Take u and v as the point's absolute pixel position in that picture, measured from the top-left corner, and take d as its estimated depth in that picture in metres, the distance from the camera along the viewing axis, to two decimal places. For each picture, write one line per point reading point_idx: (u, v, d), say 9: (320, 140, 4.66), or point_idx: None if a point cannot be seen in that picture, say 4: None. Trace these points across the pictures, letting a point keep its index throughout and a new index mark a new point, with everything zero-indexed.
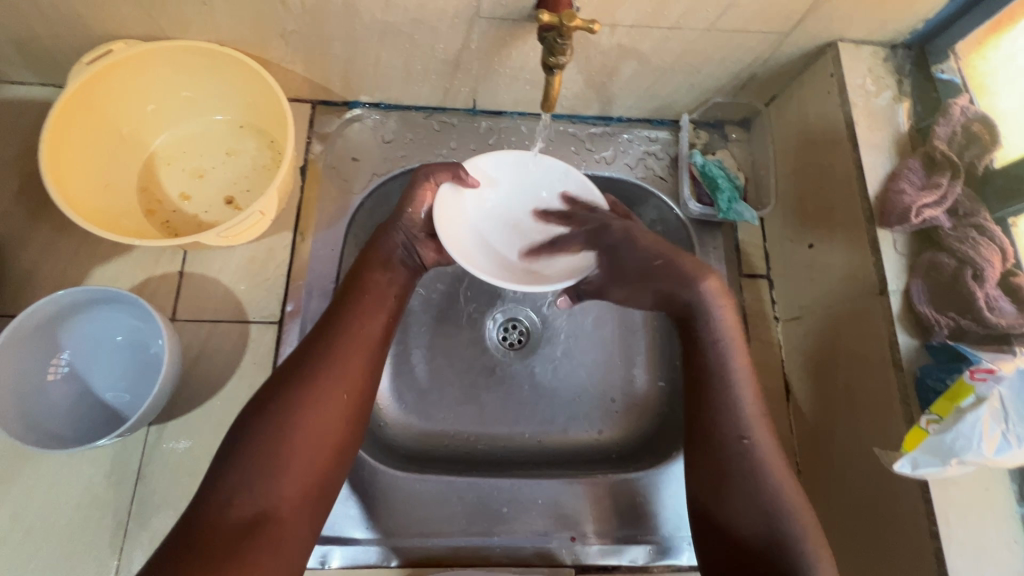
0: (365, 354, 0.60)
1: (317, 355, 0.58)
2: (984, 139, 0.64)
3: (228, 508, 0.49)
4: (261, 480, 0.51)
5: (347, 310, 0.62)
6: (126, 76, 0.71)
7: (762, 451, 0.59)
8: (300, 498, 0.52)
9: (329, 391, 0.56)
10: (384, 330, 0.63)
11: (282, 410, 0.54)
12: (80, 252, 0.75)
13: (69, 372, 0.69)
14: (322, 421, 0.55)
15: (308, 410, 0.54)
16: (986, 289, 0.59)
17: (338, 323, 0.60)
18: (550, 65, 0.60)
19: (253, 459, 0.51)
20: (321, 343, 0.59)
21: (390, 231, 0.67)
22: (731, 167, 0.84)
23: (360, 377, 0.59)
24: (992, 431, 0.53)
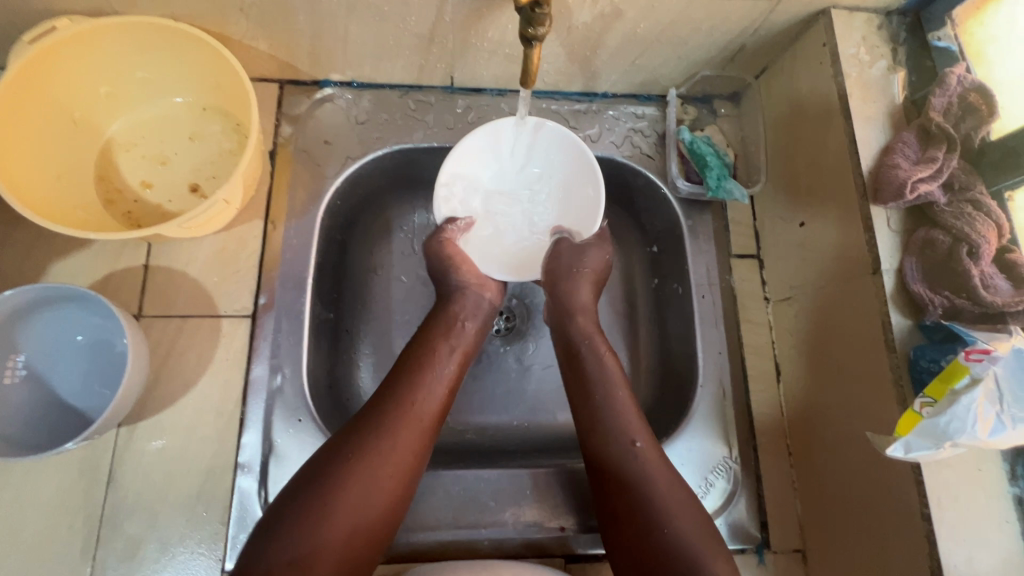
0: (420, 433, 0.58)
1: (372, 428, 0.57)
2: (981, 110, 0.61)
3: (268, 572, 0.48)
4: (306, 548, 0.49)
5: (406, 384, 0.61)
6: (74, 56, 0.66)
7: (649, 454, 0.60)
8: (337, 575, 0.50)
9: (383, 470, 0.55)
10: (439, 408, 0.62)
11: (337, 481, 0.53)
12: (36, 247, 0.71)
13: (29, 374, 0.65)
14: (371, 498, 0.53)
15: (362, 489, 0.53)
16: (981, 266, 0.57)
17: (400, 397, 0.59)
18: (529, 36, 0.56)
19: (302, 533, 0.50)
20: (382, 417, 0.57)
21: (473, 298, 0.71)
22: (720, 144, 0.82)
23: (412, 459, 0.57)
24: (986, 413, 0.52)
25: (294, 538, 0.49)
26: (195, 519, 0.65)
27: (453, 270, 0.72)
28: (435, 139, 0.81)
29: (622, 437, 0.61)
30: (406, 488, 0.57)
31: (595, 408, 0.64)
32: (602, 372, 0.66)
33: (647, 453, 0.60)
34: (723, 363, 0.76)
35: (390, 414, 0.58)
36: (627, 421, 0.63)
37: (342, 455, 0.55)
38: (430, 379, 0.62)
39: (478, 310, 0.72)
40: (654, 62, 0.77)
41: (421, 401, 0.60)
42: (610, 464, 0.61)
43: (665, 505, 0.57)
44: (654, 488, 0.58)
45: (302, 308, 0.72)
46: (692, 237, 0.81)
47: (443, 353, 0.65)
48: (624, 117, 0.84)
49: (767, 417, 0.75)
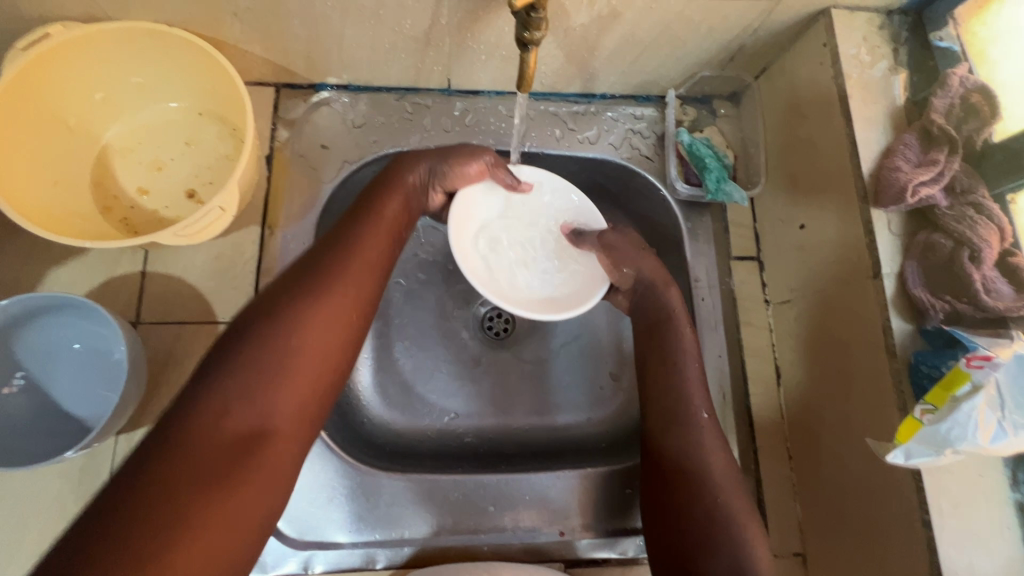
0: (366, 271, 0.56)
1: (326, 263, 0.55)
2: (983, 111, 0.61)
3: (222, 420, 0.44)
4: (259, 391, 0.46)
5: (360, 227, 0.59)
6: (68, 63, 0.65)
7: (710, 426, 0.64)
8: (295, 422, 0.48)
9: (334, 310, 0.52)
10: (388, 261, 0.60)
11: (286, 317, 0.49)
12: (33, 255, 0.71)
13: (28, 382, 0.65)
14: (325, 336, 0.51)
15: (317, 320, 0.51)
16: (983, 271, 0.56)
17: (355, 238, 0.58)
18: (524, 41, 0.56)
19: (253, 363, 0.47)
20: (335, 254, 0.56)
21: (414, 156, 0.67)
22: (720, 145, 0.81)
23: (364, 300, 0.55)
24: (987, 420, 0.51)
25: (241, 380, 0.46)
26: None
27: (444, 158, 0.67)
28: (432, 142, 0.80)
29: (684, 411, 0.65)
30: (357, 329, 0.54)
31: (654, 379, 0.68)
32: (679, 343, 0.68)
33: (704, 428, 0.64)
34: (722, 367, 0.76)
35: (334, 258, 0.55)
36: (692, 393, 0.66)
37: (287, 295, 0.51)
38: (375, 226, 0.60)
39: (424, 166, 0.67)
40: (652, 63, 0.77)
41: (374, 251, 0.58)
42: (665, 432, 0.64)
43: (716, 482, 0.60)
44: (710, 456, 0.62)
45: None
46: (691, 239, 0.80)
47: (384, 204, 0.62)
48: (622, 118, 0.83)
49: (767, 420, 0.75)
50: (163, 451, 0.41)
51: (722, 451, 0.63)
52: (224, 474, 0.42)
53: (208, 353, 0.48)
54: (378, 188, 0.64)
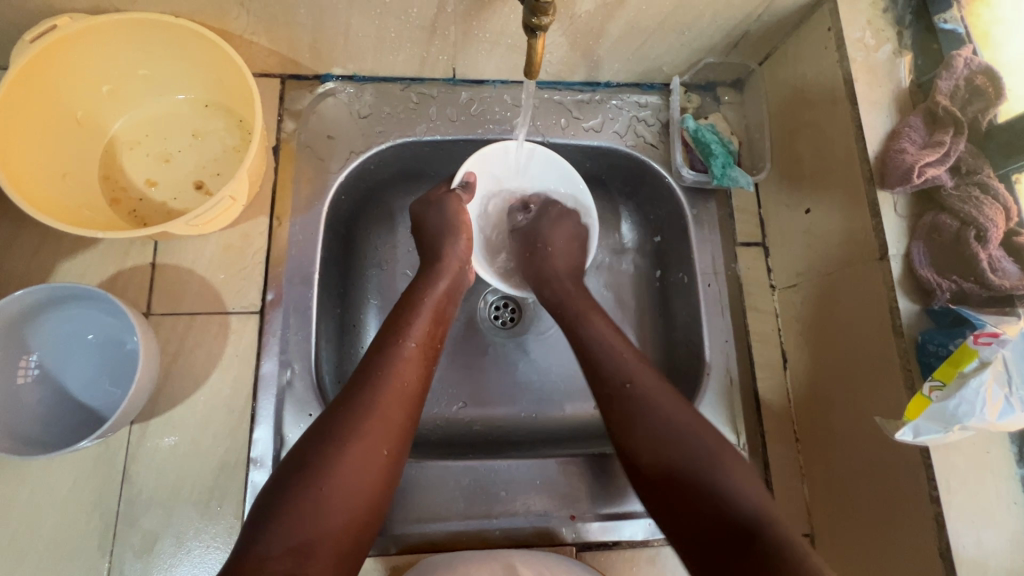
0: (405, 402, 0.58)
1: (358, 397, 0.57)
2: (988, 92, 0.61)
3: (266, 558, 0.47)
4: (301, 524, 0.49)
5: (390, 354, 0.61)
6: (76, 55, 0.66)
7: (646, 388, 0.61)
8: (336, 550, 0.50)
9: (375, 442, 0.55)
10: (423, 380, 0.62)
11: (326, 459, 0.52)
12: (44, 247, 0.71)
13: (41, 373, 0.66)
14: (363, 471, 0.53)
15: (355, 454, 0.53)
16: (989, 250, 0.57)
17: (385, 366, 0.59)
18: (533, 26, 0.56)
19: (299, 505, 0.50)
20: (367, 383, 0.58)
21: (437, 272, 0.70)
22: (724, 131, 0.82)
23: (400, 429, 0.57)
24: (995, 395, 0.52)
25: (288, 523, 0.49)
26: (210, 513, 0.66)
27: (451, 235, 0.73)
28: (438, 132, 0.81)
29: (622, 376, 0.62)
30: (398, 458, 0.57)
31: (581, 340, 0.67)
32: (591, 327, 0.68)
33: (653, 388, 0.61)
34: (729, 351, 0.77)
35: (373, 390, 0.57)
36: (625, 361, 0.63)
37: (329, 433, 0.54)
38: (412, 352, 0.62)
39: (450, 275, 0.71)
40: (657, 50, 0.77)
41: (405, 374, 0.60)
42: (613, 397, 0.61)
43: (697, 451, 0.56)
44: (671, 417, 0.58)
45: (310, 303, 0.73)
46: (697, 226, 0.81)
47: (419, 325, 0.64)
48: (627, 106, 0.84)
49: (773, 404, 0.76)
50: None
51: (686, 410, 0.59)
52: None
53: (262, 493, 0.52)
54: (408, 309, 0.66)
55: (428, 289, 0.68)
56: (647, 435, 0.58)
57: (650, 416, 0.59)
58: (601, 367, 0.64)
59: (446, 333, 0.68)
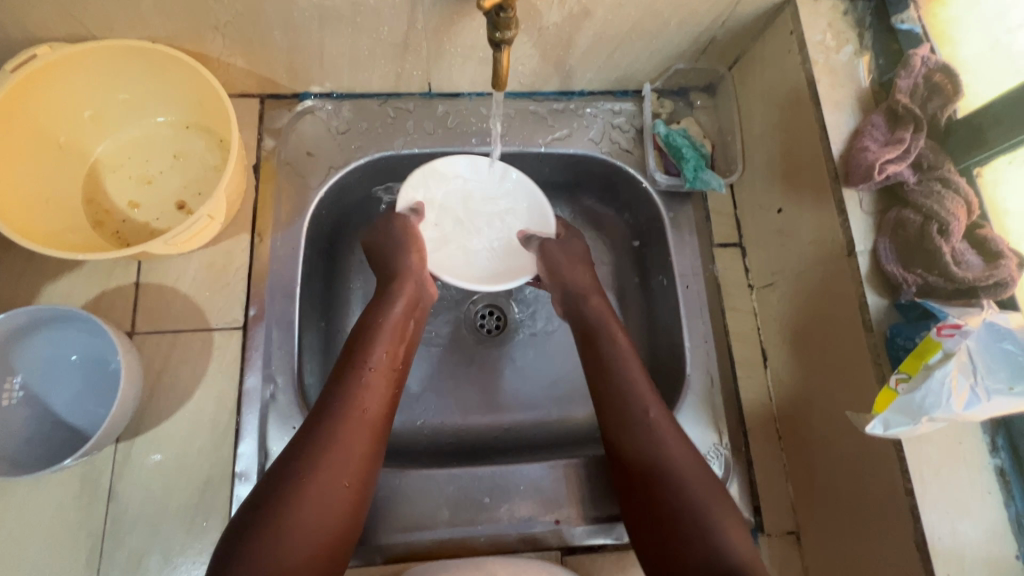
0: (369, 435, 0.59)
1: (319, 439, 0.56)
2: (946, 89, 0.62)
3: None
4: (264, 573, 0.49)
5: (349, 389, 0.60)
6: (57, 81, 0.67)
7: (664, 427, 0.62)
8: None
9: (334, 477, 0.55)
10: (385, 409, 0.62)
11: (288, 502, 0.52)
12: (29, 270, 0.72)
13: (26, 395, 0.67)
14: (327, 509, 0.54)
15: (318, 492, 0.54)
16: (952, 243, 0.58)
17: (343, 404, 0.59)
18: (497, 40, 0.57)
19: (260, 544, 0.50)
20: (327, 425, 0.57)
21: (394, 293, 0.69)
22: (697, 135, 0.83)
23: (363, 462, 0.58)
24: (960, 386, 0.52)
25: (252, 563, 0.49)
26: (196, 529, 0.67)
27: (402, 252, 0.71)
28: (417, 145, 0.82)
29: (640, 415, 0.63)
30: (363, 489, 0.58)
31: (608, 376, 0.66)
32: (613, 351, 0.68)
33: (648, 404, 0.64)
34: (709, 351, 0.77)
35: (331, 426, 0.57)
36: (633, 392, 0.65)
37: (289, 472, 0.54)
38: (371, 379, 0.62)
39: (405, 297, 0.69)
40: (626, 59, 0.79)
41: (366, 407, 0.60)
42: (627, 420, 0.63)
43: (683, 471, 0.59)
44: (665, 444, 0.61)
45: (291, 317, 0.74)
46: (674, 229, 0.82)
47: (378, 351, 0.64)
48: (601, 114, 0.85)
49: (755, 403, 0.76)
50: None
51: (677, 434, 0.62)
52: None
53: (223, 535, 0.52)
54: (365, 334, 0.65)
55: (388, 312, 0.67)
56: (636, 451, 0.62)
57: (665, 449, 0.61)
58: (623, 399, 0.64)
59: (409, 356, 0.68)
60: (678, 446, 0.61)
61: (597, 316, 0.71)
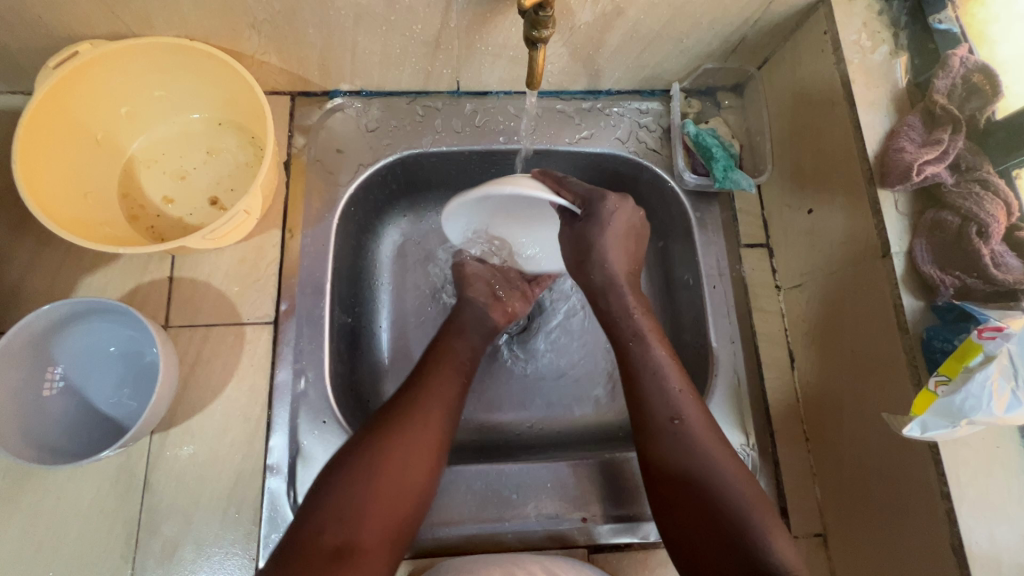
0: (448, 407, 0.66)
1: (405, 405, 0.64)
2: (985, 89, 0.62)
3: (321, 534, 0.54)
4: (355, 506, 0.56)
5: (433, 372, 0.69)
6: (97, 78, 0.68)
7: (695, 431, 0.63)
8: (382, 537, 0.56)
9: (419, 437, 0.62)
10: (460, 390, 0.69)
11: (378, 450, 0.59)
12: (66, 263, 0.73)
13: (65, 386, 0.68)
14: (414, 462, 0.60)
15: (405, 446, 0.60)
16: (991, 246, 0.58)
17: (428, 380, 0.67)
18: (533, 39, 0.58)
19: (348, 489, 0.56)
20: (414, 393, 0.66)
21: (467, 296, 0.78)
22: (725, 135, 0.83)
23: (443, 429, 0.64)
24: (1002, 389, 0.52)
25: (348, 494, 0.56)
26: (228, 520, 0.68)
27: (477, 280, 0.80)
28: (444, 143, 0.82)
29: (711, 493, 0.59)
30: (443, 453, 0.63)
31: (657, 438, 0.64)
32: (654, 379, 0.67)
33: (739, 496, 0.59)
34: (736, 352, 0.77)
35: (419, 395, 0.65)
36: (677, 399, 0.65)
37: (381, 428, 0.62)
38: (447, 367, 0.70)
39: (488, 303, 0.78)
40: (656, 58, 0.78)
41: (445, 384, 0.68)
42: (660, 433, 0.64)
43: (732, 501, 0.58)
44: (774, 548, 0.55)
45: (321, 313, 0.74)
46: (701, 229, 0.82)
47: (456, 346, 0.73)
48: (628, 113, 0.85)
49: (782, 404, 0.76)
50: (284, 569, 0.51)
51: (731, 459, 0.62)
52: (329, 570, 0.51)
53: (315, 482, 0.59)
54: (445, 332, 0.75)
55: (460, 316, 0.76)
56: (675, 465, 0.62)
57: (695, 464, 0.61)
58: (647, 408, 0.66)
59: (480, 354, 0.75)
60: (729, 466, 0.61)
61: (654, 376, 0.67)
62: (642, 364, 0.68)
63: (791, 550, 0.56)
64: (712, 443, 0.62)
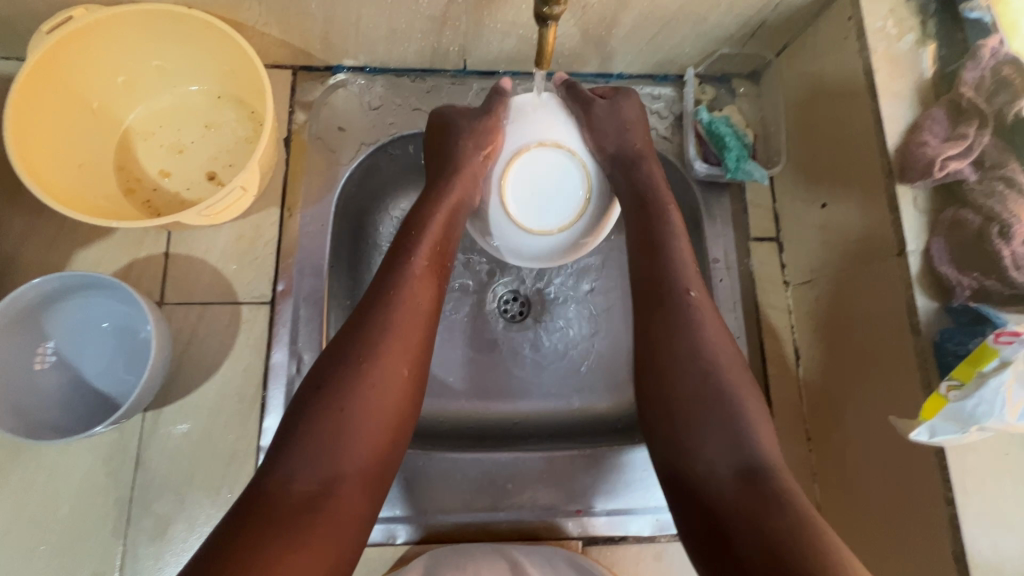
0: (421, 324, 0.58)
1: (371, 327, 0.55)
2: (1015, 84, 0.58)
3: (290, 483, 0.47)
4: (321, 451, 0.49)
5: (397, 282, 0.59)
6: (91, 45, 0.66)
7: (701, 309, 0.59)
8: (362, 476, 0.50)
9: (392, 362, 0.54)
10: (434, 301, 0.61)
11: (344, 382, 0.52)
12: (60, 236, 0.72)
13: (58, 360, 0.67)
14: (386, 393, 0.53)
15: (373, 375, 0.53)
16: (1013, 247, 0.54)
17: (394, 294, 0.58)
18: (544, 16, 0.55)
19: (312, 428, 0.50)
20: (378, 312, 0.56)
21: (450, 180, 0.67)
22: (739, 123, 0.80)
23: (417, 350, 0.57)
24: (1015, 396, 0.50)
25: (310, 438, 0.49)
26: (220, 500, 0.67)
27: (471, 146, 0.67)
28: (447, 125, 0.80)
29: (706, 365, 0.56)
30: (418, 379, 0.56)
31: (662, 307, 0.60)
32: (663, 227, 0.64)
33: (732, 371, 0.56)
34: (740, 347, 0.76)
35: (385, 312, 0.56)
36: (685, 269, 0.62)
37: (345, 356, 0.54)
38: (420, 270, 0.61)
39: (457, 193, 0.67)
40: (671, 41, 0.76)
41: (416, 297, 0.59)
42: (664, 294, 0.60)
43: (711, 348, 0.57)
44: (762, 443, 0.52)
45: (319, 294, 0.73)
46: (710, 219, 0.79)
47: (427, 240, 0.63)
48: (640, 98, 0.83)
49: (786, 402, 0.74)
50: (246, 525, 0.45)
51: (716, 321, 0.60)
52: (300, 524, 0.45)
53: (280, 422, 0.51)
54: (410, 228, 0.64)
55: (438, 202, 0.66)
56: (681, 344, 0.57)
57: (694, 336, 0.57)
58: (665, 275, 0.61)
59: (455, 247, 0.67)
60: (716, 329, 0.59)
61: (671, 245, 0.63)
62: (660, 242, 0.63)
63: (773, 447, 0.53)
64: (705, 309, 0.59)
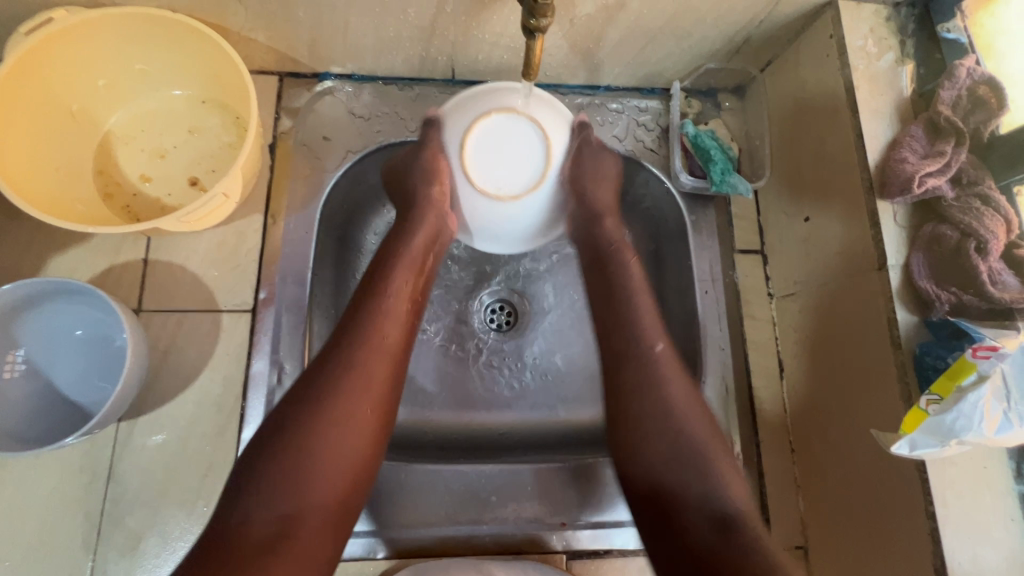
0: (390, 360, 0.57)
1: (336, 362, 0.54)
2: (990, 103, 0.60)
3: (248, 524, 0.47)
4: (284, 492, 0.48)
5: (365, 317, 0.57)
6: (72, 47, 0.65)
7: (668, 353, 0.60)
8: (324, 514, 0.50)
9: (355, 401, 0.53)
10: (405, 335, 0.59)
11: (306, 423, 0.51)
12: (35, 241, 0.70)
13: (29, 368, 0.65)
14: (351, 434, 0.52)
15: (337, 412, 0.52)
16: (989, 262, 0.56)
17: (365, 329, 0.56)
18: (530, 27, 0.54)
19: (272, 468, 0.49)
20: (346, 348, 0.55)
21: (416, 220, 0.65)
22: (725, 137, 0.81)
23: (386, 388, 0.56)
24: (993, 411, 0.51)
25: (271, 479, 0.48)
26: (195, 514, 0.65)
27: (426, 181, 0.65)
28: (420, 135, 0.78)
29: (676, 425, 0.56)
30: (384, 414, 0.55)
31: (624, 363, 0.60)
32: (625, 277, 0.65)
33: (694, 420, 0.57)
34: (726, 359, 0.76)
35: (352, 348, 0.55)
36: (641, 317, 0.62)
37: (310, 395, 0.52)
38: (392, 306, 0.59)
39: (428, 226, 0.65)
40: (658, 55, 0.76)
41: (386, 332, 0.57)
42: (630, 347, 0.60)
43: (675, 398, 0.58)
44: (729, 492, 0.54)
45: (303, 302, 0.72)
46: (695, 231, 0.80)
47: (397, 276, 0.61)
48: (627, 110, 0.83)
49: (770, 413, 0.75)
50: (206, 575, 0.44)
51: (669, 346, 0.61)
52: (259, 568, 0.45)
53: (235, 463, 0.50)
54: (384, 260, 0.63)
55: (408, 242, 0.64)
56: (648, 392, 0.58)
57: (656, 390, 0.58)
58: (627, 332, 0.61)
59: (424, 290, 0.65)
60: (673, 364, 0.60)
61: (631, 298, 0.63)
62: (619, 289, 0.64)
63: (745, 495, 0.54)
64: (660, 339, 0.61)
